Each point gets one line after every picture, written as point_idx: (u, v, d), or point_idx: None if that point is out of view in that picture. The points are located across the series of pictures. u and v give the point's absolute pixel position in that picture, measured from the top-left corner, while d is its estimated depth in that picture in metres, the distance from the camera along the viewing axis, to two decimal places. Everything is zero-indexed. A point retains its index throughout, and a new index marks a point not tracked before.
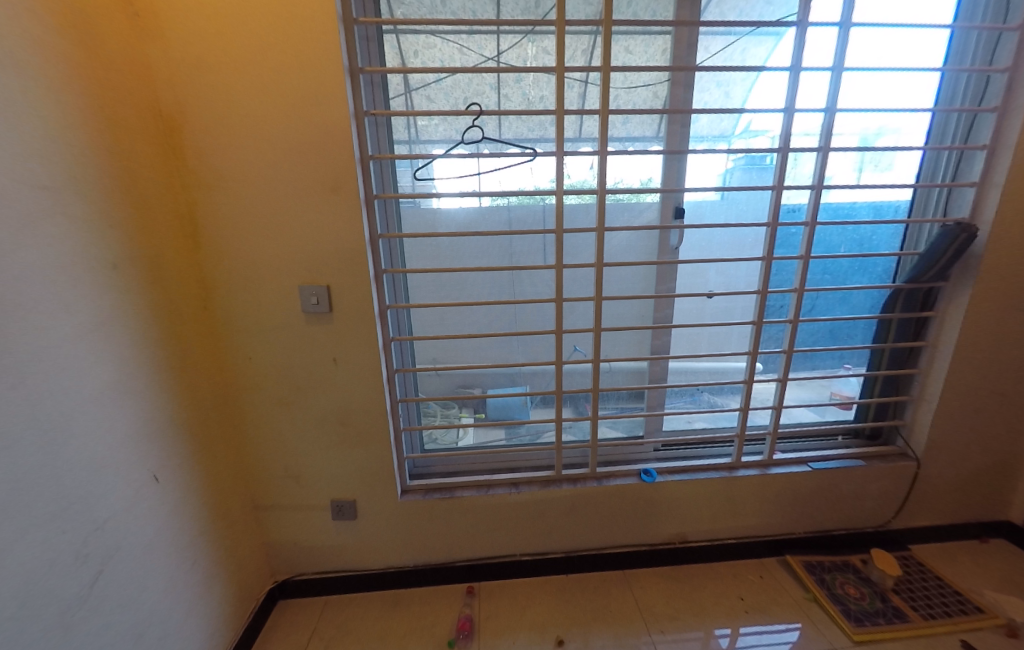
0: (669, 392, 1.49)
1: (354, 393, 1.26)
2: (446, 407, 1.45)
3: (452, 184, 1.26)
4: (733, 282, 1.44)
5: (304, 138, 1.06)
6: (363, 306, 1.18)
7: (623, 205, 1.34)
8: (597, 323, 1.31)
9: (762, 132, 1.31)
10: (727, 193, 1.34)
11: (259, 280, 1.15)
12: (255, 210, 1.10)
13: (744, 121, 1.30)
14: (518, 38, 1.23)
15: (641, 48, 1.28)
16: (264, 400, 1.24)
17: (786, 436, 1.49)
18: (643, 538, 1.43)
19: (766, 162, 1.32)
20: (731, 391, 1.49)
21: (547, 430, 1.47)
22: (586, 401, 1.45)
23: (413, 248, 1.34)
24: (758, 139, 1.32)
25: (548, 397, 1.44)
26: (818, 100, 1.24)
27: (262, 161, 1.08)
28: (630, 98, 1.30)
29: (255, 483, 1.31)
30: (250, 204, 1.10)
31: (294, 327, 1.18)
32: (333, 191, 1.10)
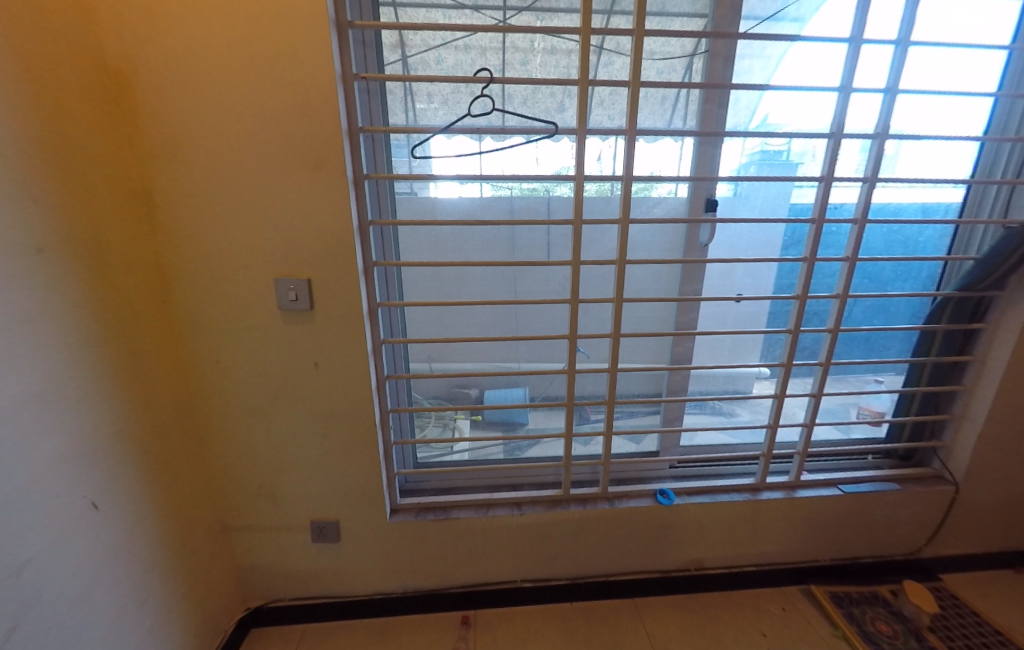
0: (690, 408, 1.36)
1: (338, 403, 1.10)
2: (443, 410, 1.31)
3: (449, 166, 1.09)
4: (765, 285, 1.29)
5: (281, 103, 0.89)
6: (350, 304, 1.02)
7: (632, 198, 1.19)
8: (617, 328, 1.16)
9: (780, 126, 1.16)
10: (741, 187, 1.20)
11: (228, 271, 0.98)
12: (223, 187, 0.93)
13: (759, 115, 1.15)
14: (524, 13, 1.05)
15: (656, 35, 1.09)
16: (235, 409, 1.08)
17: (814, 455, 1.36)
18: (657, 563, 1.30)
19: (787, 158, 1.17)
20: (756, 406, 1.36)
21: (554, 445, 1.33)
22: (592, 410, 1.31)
23: (408, 238, 1.17)
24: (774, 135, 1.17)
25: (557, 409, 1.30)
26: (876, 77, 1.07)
27: (232, 129, 0.91)
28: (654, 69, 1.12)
29: (224, 501, 1.16)
30: (217, 181, 0.93)
31: (269, 327, 1.02)
32: (315, 167, 0.93)
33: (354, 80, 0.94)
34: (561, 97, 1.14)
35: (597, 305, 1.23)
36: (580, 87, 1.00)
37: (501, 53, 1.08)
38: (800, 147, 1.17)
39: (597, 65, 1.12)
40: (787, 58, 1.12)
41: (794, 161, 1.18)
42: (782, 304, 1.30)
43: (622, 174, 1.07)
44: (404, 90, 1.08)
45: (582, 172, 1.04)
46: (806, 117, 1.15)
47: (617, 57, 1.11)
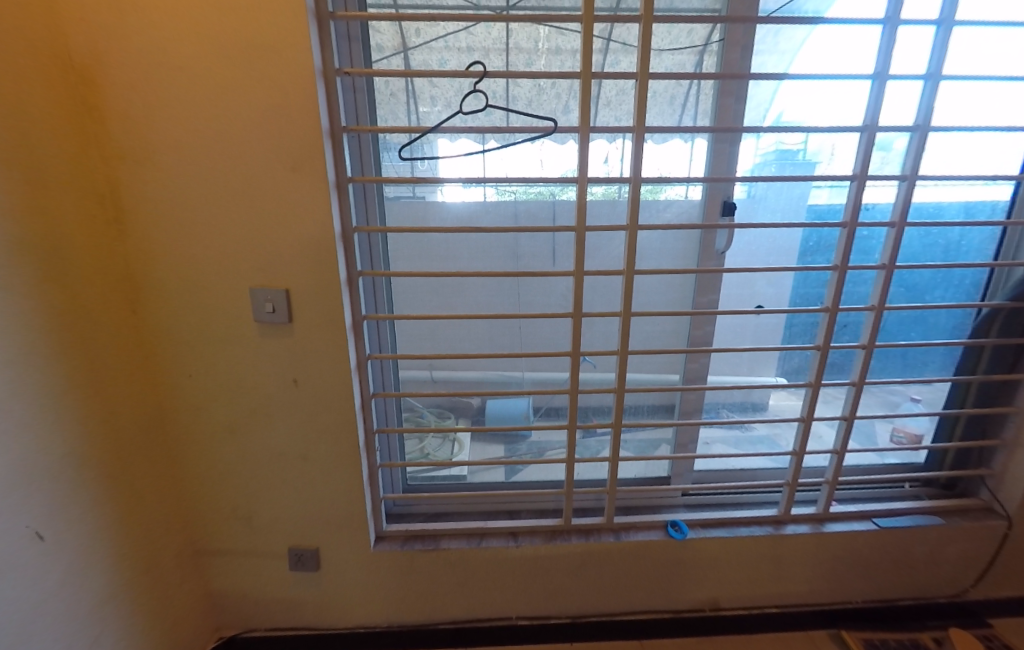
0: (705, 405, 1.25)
1: (319, 423, 1.02)
2: (442, 417, 1.23)
3: (454, 167, 1.01)
4: (787, 296, 1.18)
5: (255, 100, 0.83)
6: (331, 316, 0.94)
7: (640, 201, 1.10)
8: (623, 344, 1.06)
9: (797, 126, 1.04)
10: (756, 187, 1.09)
11: (200, 281, 0.91)
12: (194, 190, 0.87)
13: (773, 114, 1.06)
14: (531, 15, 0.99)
15: (663, 30, 1.00)
16: (209, 427, 1.01)
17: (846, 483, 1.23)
18: (667, 602, 1.19)
19: (801, 158, 1.06)
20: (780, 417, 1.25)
21: (552, 446, 1.26)
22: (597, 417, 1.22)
23: (398, 246, 1.09)
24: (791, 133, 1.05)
25: (555, 407, 1.23)
26: (916, 63, 0.95)
27: (204, 128, 0.84)
28: (663, 61, 1.03)
29: (198, 526, 1.08)
30: (188, 183, 0.86)
31: (244, 341, 0.95)
32: (292, 168, 0.85)
33: (336, 75, 0.86)
34: (565, 97, 1.05)
35: (603, 318, 1.14)
36: (581, 78, 0.90)
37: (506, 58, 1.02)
38: (817, 144, 1.06)
39: (602, 57, 1.03)
40: (811, 41, 1.00)
41: (810, 161, 1.07)
42: (795, 316, 1.19)
43: (630, 176, 0.96)
44: (406, 93, 1.01)
45: (585, 174, 0.95)
46: (831, 111, 1.04)
47: (626, 47, 1.02)
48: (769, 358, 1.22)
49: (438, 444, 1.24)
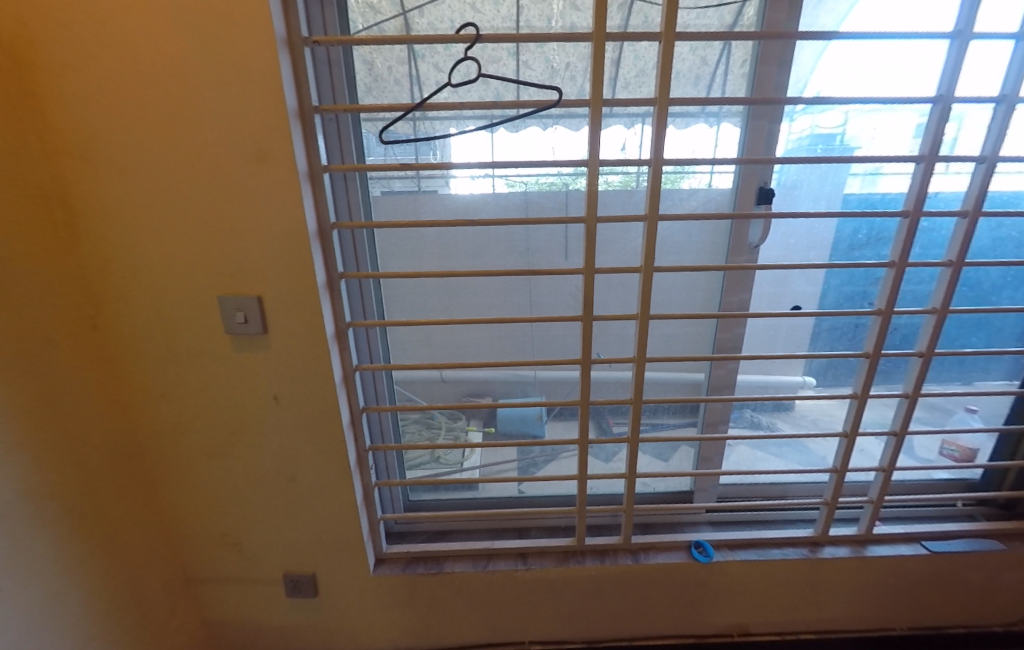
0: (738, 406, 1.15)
1: (305, 443, 0.92)
2: (453, 418, 1.14)
3: (465, 151, 0.90)
4: (830, 295, 1.04)
5: (210, 77, 0.70)
6: (311, 327, 0.83)
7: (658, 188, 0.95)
8: (642, 351, 0.94)
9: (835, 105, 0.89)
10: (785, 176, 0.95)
11: (165, 290, 0.81)
12: (150, 186, 0.76)
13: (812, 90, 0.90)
14: None
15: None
16: (188, 447, 0.92)
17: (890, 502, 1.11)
18: (691, 627, 1.09)
19: (839, 144, 0.91)
20: (814, 417, 1.14)
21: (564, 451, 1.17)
22: (612, 416, 1.12)
23: (388, 243, 0.98)
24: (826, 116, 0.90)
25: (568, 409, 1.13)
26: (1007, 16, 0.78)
27: (155, 111, 0.72)
28: (695, 22, 0.87)
29: (185, 550, 1.01)
30: (142, 177, 0.75)
31: (218, 356, 0.85)
32: (256, 157, 0.73)
33: (305, 45, 0.73)
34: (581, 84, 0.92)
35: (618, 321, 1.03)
36: (592, 42, 0.75)
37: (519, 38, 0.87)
38: (856, 129, 0.90)
39: (622, 19, 0.87)
40: None
41: (846, 148, 0.92)
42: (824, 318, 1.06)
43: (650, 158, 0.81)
44: (411, 80, 0.88)
45: (597, 156, 0.80)
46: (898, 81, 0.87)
47: (650, 6, 0.86)
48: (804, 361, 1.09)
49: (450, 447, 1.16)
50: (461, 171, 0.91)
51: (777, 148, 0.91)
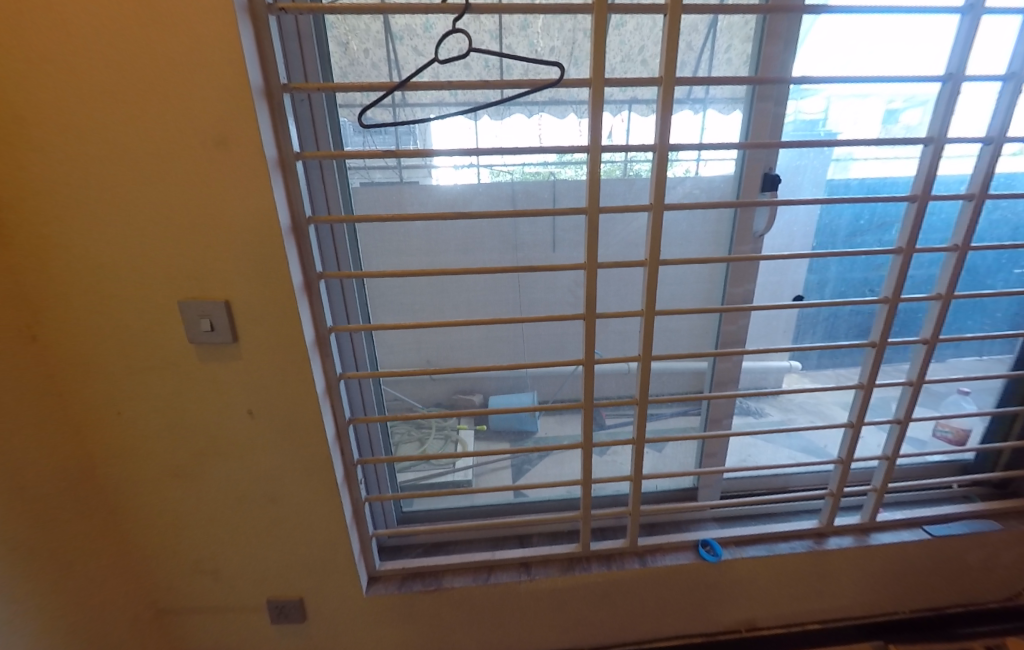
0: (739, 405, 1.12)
1: (286, 460, 0.84)
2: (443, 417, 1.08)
3: (449, 141, 0.82)
4: (832, 284, 1.02)
5: (145, 41, 0.58)
6: (287, 334, 0.74)
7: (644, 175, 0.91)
8: (647, 349, 0.89)
9: (817, 91, 0.86)
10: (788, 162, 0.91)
11: (113, 296, 0.70)
12: (84, 173, 0.64)
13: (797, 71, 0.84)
14: None
15: None
16: (153, 470, 0.83)
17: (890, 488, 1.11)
18: (700, 626, 1.06)
19: (822, 131, 0.88)
20: (803, 401, 1.15)
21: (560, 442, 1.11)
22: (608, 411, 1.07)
23: (371, 239, 0.90)
24: (810, 102, 0.87)
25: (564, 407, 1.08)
26: None
27: (82, 81, 0.60)
28: None
29: (155, 581, 0.91)
30: (74, 163, 0.63)
31: (182, 369, 0.76)
32: (213, 140, 0.62)
33: (270, 12, 0.62)
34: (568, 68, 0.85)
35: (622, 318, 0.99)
36: (592, 14, 0.68)
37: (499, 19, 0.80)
38: (837, 115, 0.88)
39: None
40: None
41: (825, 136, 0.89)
42: (806, 311, 1.06)
43: (654, 143, 0.75)
44: (389, 64, 0.80)
45: (599, 141, 0.74)
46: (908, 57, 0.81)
47: None
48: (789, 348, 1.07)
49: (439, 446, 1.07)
50: (444, 159, 0.83)
51: (782, 131, 0.87)
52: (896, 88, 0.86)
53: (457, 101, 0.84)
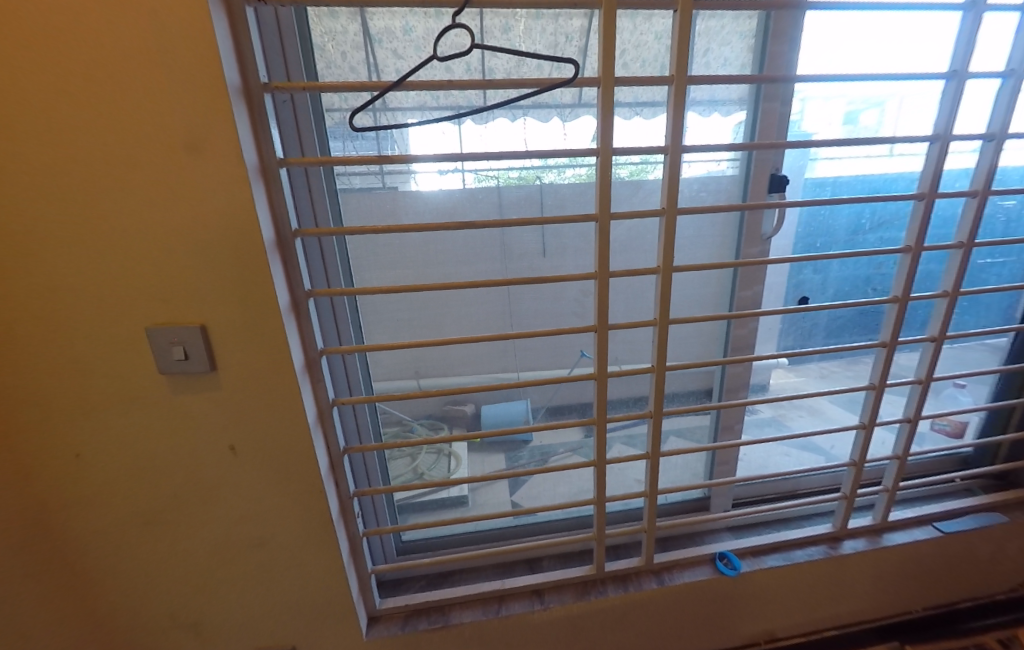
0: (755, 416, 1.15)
1: (273, 500, 0.75)
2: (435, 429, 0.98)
3: (425, 144, 0.78)
4: (837, 284, 1.02)
5: (97, 28, 0.50)
6: (274, 361, 0.66)
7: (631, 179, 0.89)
8: (661, 359, 0.85)
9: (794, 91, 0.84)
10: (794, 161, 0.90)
11: (64, 325, 0.60)
12: (24, 182, 0.54)
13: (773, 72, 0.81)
14: None
15: None
16: (118, 519, 0.72)
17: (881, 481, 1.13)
18: (719, 641, 1.02)
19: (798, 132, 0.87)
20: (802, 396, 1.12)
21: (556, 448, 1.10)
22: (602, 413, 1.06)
23: (363, 253, 0.84)
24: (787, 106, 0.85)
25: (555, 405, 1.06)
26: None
27: (20, 74, 0.50)
28: None
29: (123, 641, 0.80)
30: (9, 171, 0.53)
31: (149, 405, 0.66)
32: (185, 145, 0.55)
33: (247, 5, 0.56)
34: (549, 72, 0.80)
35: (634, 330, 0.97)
36: (600, 8, 0.63)
37: (478, 21, 0.75)
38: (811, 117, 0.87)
39: None
40: None
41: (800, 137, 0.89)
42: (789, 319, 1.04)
43: (666, 145, 0.71)
44: (368, 67, 0.74)
45: (609, 144, 0.70)
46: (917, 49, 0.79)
47: None
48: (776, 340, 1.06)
49: (432, 461, 1.07)
50: (426, 165, 0.79)
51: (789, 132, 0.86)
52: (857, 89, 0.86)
53: (440, 104, 0.79)
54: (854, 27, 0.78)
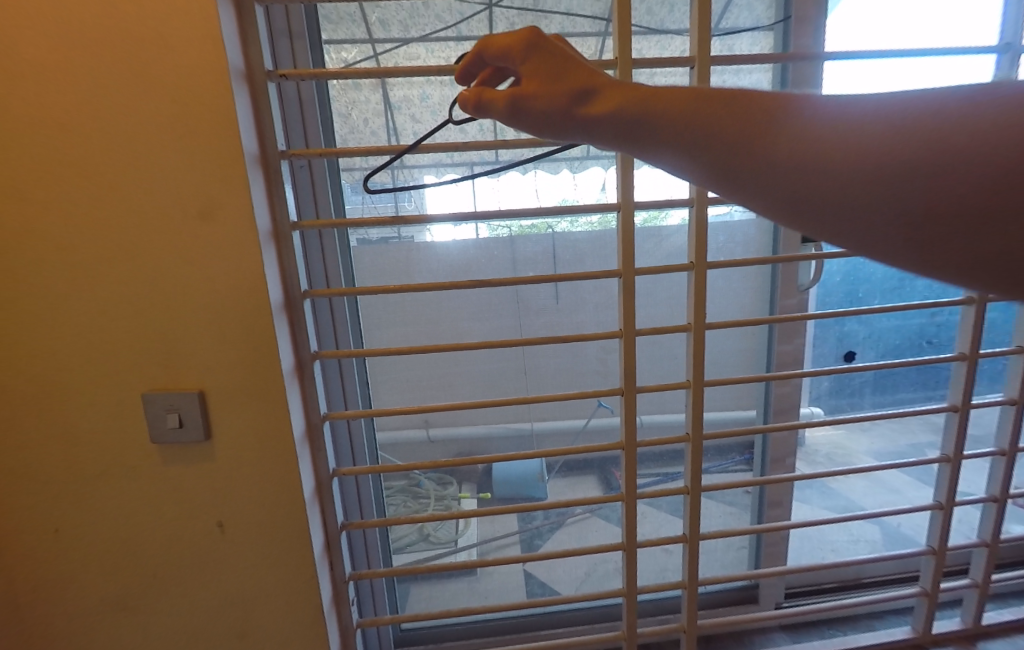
0: (803, 484, 1.08)
1: (262, 584, 0.67)
2: (442, 485, 0.97)
3: (440, 202, 0.77)
4: (885, 340, 0.94)
5: (126, 108, 0.52)
6: (271, 429, 0.62)
7: (645, 230, 0.87)
8: (698, 427, 0.77)
9: None
10: None
11: (62, 391, 0.58)
12: (43, 250, 0.54)
13: None
14: (537, 14, 0.75)
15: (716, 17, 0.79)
16: (92, 604, 0.65)
17: (957, 570, 0.98)
18: None
19: None
20: (827, 451, 1.06)
21: (569, 513, 1.02)
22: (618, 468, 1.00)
23: (376, 311, 0.83)
24: None
25: (571, 461, 1.01)
26: None
27: (52, 151, 0.52)
28: (724, 47, 0.81)
29: None
30: (32, 241, 0.54)
31: (139, 475, 0.62)
32: (199, 211, 0.55)
33: (270, 80, 0.58)
34: None
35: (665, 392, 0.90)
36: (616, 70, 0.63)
37: None
38: None
39: (645, 44, 0.79)
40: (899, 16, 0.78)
41: None
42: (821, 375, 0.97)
43: (692, 196, 0.69)
44: (388, 131, 0.76)
45: (631, 198, 0.67)
46: None
47: (667, 36, 0.79)
48: (810, 392, 0.99)
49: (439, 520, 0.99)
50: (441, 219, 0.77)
51: None
52: None
53: (454, 162, 0.79)
54: (879, 75, 0.76)
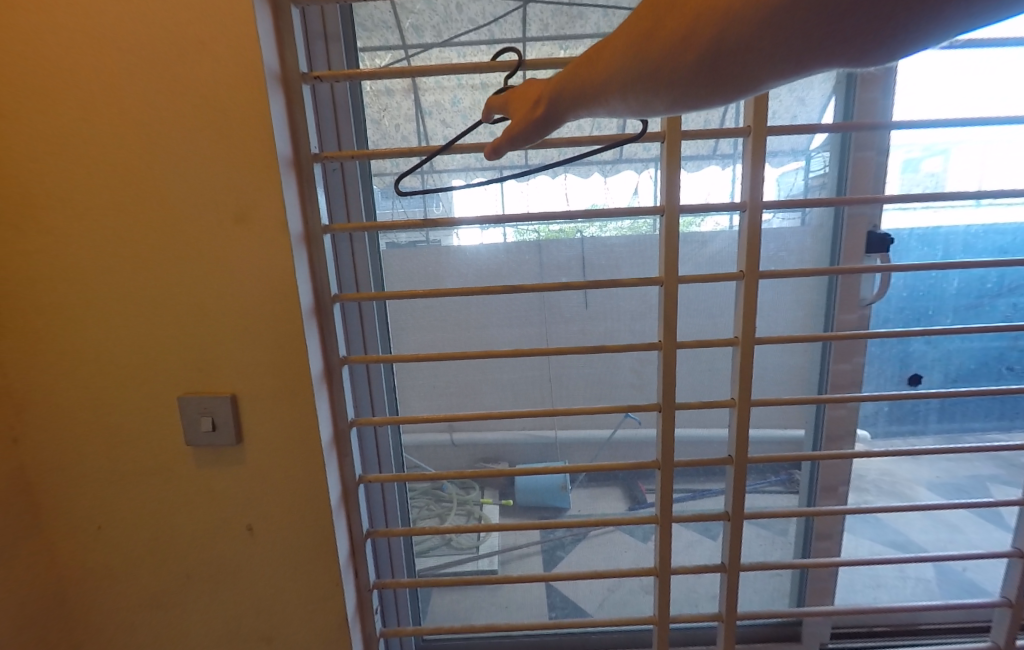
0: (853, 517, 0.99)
1: (289, 589, 0.67)
2: (465, 489, 0.93)
3: (468, 206, 0.75)
4: (957, 361, 0.84)
5: (167, 114, 0.52)
6: (298, 435, 0.61)
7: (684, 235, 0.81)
8: (741, 449, 0.71)
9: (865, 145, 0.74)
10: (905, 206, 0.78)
11: (104, 391, 0.59)
12: (90, 254, 0.56)
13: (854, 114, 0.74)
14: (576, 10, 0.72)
15: None
16: (129, 599, 0.67)
17: None
18: None
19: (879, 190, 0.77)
20: (878, 479, 0.98)
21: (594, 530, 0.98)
22: (647, 483, 0.95)
23: (403, 316, 0.82)
24: (856, 164, 0.74)
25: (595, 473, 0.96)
26: None
27: (99, 158, 0.53)
28: None
29: None
30: (80, 245, 0.55)
31: (172, 475, 0.62)
32: (234, 216, 0.54)
33: (304, 82, 0.57)
34: (589, 130, 0.78)
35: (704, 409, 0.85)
36: None
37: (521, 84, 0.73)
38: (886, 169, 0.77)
39: None
40: None
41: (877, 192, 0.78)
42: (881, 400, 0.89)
43: (743, 200, 0.63)
44: (418, 136, 0.74)
45: (675, 202, 0.63)
46: None
47: None
48: (866, 415, 0.90)
49: None
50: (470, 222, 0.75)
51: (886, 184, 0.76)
52: (915, 135, 0.76)
53: (484, 165, 0.77)
54: None
